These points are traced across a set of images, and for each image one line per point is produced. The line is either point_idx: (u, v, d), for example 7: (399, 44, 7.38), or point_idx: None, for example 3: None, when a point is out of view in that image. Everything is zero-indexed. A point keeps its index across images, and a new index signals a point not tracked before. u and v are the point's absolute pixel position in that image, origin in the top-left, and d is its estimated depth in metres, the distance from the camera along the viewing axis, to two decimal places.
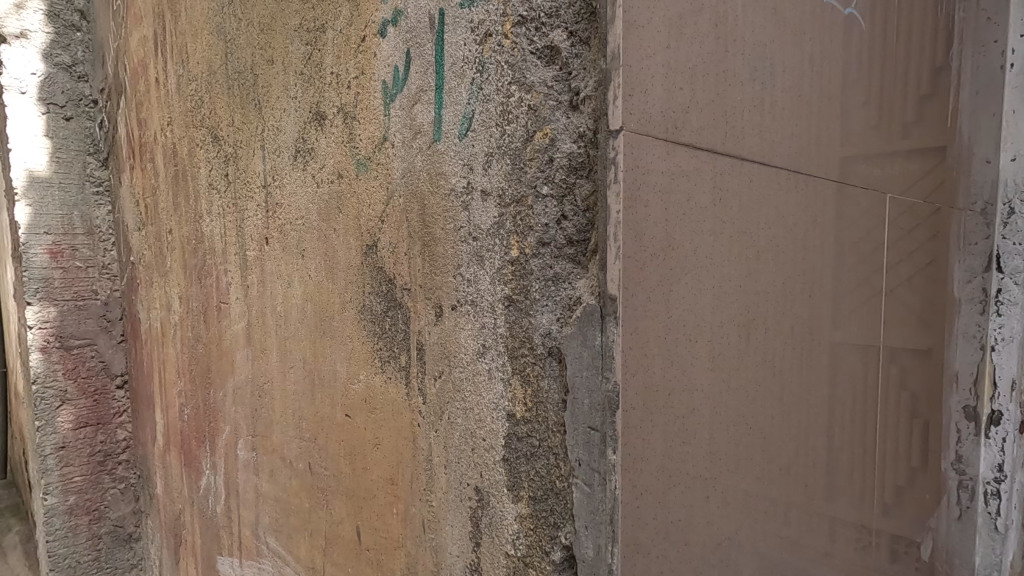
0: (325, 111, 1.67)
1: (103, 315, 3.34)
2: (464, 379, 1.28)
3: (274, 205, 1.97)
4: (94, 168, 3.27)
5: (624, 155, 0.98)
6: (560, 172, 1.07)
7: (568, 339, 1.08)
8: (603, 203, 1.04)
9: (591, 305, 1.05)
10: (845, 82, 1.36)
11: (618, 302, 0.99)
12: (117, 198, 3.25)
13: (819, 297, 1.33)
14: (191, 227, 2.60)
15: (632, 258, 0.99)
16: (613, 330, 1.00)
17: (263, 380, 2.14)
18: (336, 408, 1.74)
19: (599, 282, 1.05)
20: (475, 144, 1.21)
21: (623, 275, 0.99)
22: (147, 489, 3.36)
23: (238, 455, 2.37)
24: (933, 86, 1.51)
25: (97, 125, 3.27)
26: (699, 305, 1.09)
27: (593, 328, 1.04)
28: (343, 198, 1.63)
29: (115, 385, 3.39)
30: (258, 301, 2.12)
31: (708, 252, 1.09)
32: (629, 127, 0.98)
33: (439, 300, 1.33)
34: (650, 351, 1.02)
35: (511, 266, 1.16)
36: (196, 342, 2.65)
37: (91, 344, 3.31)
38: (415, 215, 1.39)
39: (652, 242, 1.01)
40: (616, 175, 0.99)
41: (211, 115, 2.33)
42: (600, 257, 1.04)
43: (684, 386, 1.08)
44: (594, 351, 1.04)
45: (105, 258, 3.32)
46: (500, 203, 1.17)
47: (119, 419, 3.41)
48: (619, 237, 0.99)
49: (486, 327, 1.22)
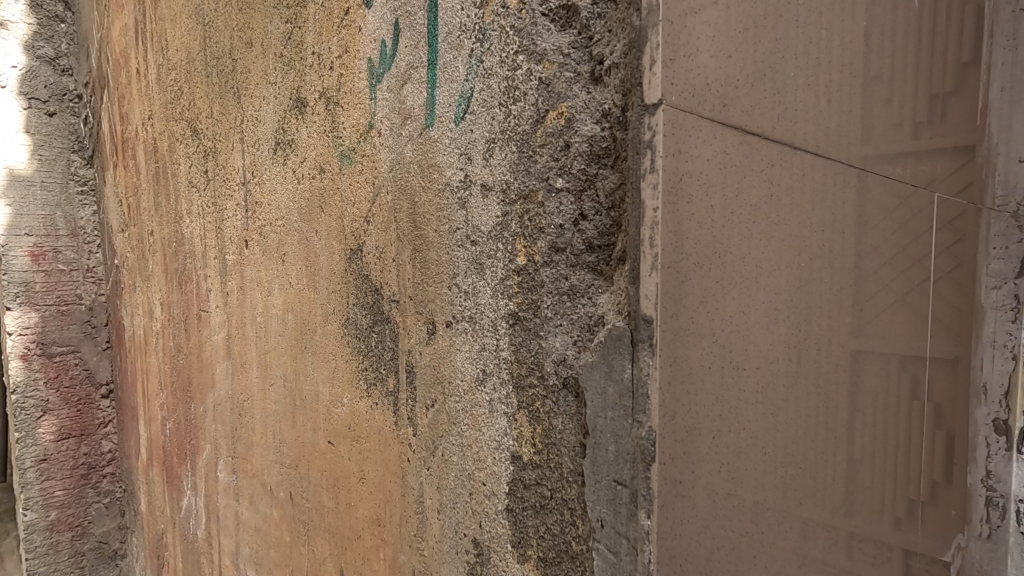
0: (306, 98, 1.47)
1: (88, 321, 3.14)
2: (459, 411, 1.08)
3: (253, 204, 1.78)
4: (78, 166, 3.08)
5: (663, 136, 0.77)
6: (579, 162, 0.87)
7: (587, 369, 0.88)
8: (633, 199, 0.82)
9: (618, 328, 0.84)
10: (865, 83, 0.91)
11: (654, 324, 0.79)
12: (102, 198, 3.06)
13: (853, 328, 0.92)
14: (171, 229, 2.40)
15: (671, 269, 0.79)
16: (647, 359, 0.79)
17: (243, 397, 1.94)
18: (318, 433, 1.54)
19: (628, 299, 0.83)
20: (474, 128, 1.01)
21: (661, 290, 0.78)
22: (133, 505, 3.16)
23: (218, 476, 2.17)
24: (940, 97, 0.98)
25: (82, 121, 3.09)
26: (749, 325, 0.83)
27: (622, 357, 0.83)
28: (325, 195, 1.43)
29: (100, 395, 3.19)
30: (238, 309, 1.92)
31: (759, 258, 0.83)
32: (670, 101, 0.78)
33: (432, 315, 1.13)
34: (693, 387, 0.81)
35: (516, 275, 0.96)
36: (177, 352, 2.45)
37: (74, 351, 3.11)
38: (404, 214, 1.19)
39: (696, 248, 0.80)
40: (652, 162, 0.78)
41: (191, 106, 2.13)
42: (629, 268, 0.83)
43: (737, 428, 0.83)
44: (623, 385, 0.83)
45: (90, 261, 3.14)
46: (503, 199, 0.97)
47: (104, 430, 3.21)
48: (655, 243, 0.79)
49: (487, 349, 1.02)
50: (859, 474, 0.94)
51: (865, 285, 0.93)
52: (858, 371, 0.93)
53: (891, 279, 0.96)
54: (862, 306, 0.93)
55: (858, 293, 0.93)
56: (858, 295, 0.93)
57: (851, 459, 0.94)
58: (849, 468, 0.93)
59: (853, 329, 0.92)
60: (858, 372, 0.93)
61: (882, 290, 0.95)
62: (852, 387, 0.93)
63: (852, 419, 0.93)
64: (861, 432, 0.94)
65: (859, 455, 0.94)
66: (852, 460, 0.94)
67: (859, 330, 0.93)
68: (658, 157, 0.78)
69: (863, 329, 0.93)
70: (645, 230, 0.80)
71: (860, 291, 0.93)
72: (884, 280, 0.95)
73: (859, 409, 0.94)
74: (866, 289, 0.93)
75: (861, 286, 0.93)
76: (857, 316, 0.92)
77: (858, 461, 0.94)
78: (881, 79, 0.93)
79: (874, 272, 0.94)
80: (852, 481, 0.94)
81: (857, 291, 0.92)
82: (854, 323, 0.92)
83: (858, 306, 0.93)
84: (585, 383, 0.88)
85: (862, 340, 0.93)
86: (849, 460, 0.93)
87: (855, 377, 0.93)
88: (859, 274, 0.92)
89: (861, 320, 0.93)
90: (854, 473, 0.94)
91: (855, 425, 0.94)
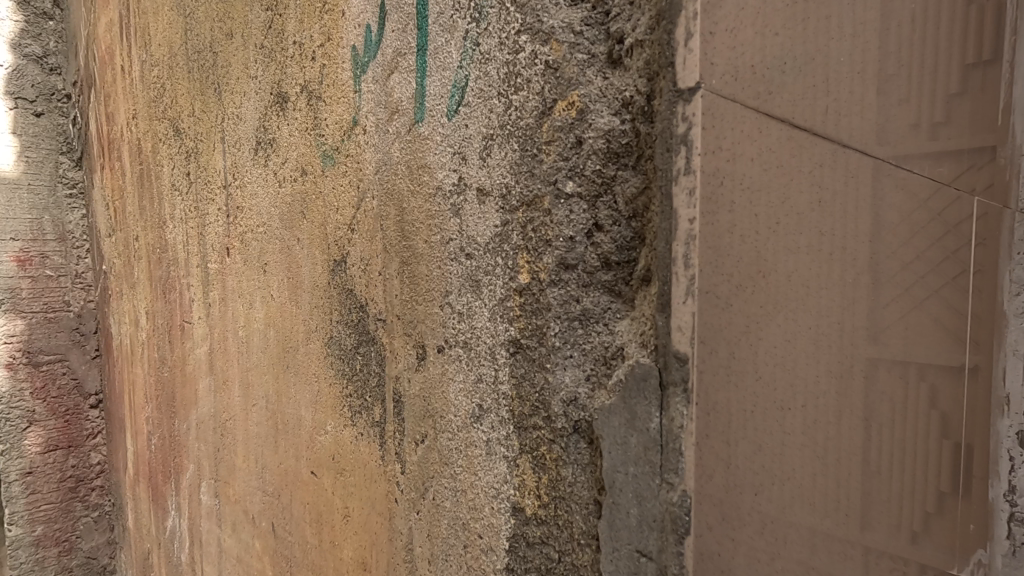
0: (287, 93, 1.33)
1: (76, 328, 2.81)
2: (452, 450, 0.93)
3: (235, 209, 1.64)
4: (67, 168, 2.75)
5: (701, 128, 0.65)
6: (594, 163, 0.73)
7: (603, 412, 0.74)
8: (661, 208, 0.70)
9: (644, 364, 0.71)
10: (878, 84, 0.57)
11: (688, 362, 0.67)
12: (93, 201, 2.75)
13: (869, 340, 0.58)
14: (156, 235, 2.25)
15: (710, 298, 0.66)
16: (679, 405, 0.68)
17: (225, 417, 1.80)
18: (301, 462, 1.40)
19: (656, 331, 0.70)
20: (469, 122, 0.87)
21: (698, 322, 0.66)
22: (122, 520, 2.86)
23: (201, 499, 2.02)
24: (971, 75, 0.53)
25: (71, 121, 2.76)
26: (793, 356, 0.62)
27: (649, 402, 0.70)
28: (307, 200, 1.29)
29: (90, 405, 2.86)
30: (220, 322, 1.79)
31: (795, 272, 0.62)
32: (711, 85, 0.65)
33: (422, 338, 0.98)
34: (734, 437, 0.65)
35: (517, 295, 0.82)
36: (162, 365, 2.30)
37: (61, 360, 2.77)
38: (391, 222, 1.04)
39: (738, 268, 0.64)
40: (688, 162, 0.66)
41: (173, 104, 2.00)
42: (657, 295, 0.70)
43: (777, 482, 0.64)
44: (649, 435, 0.71)
45: (78, 266, 2.81)
46: (503, 205, 0.83)
47: (94, 442, 2.88)
48: (693, 267, 0.67)
49: (483, 381, 0.87)
50: (880, 492, 0.58)
51: (886, 255, 0.57)
52: (875, 401, 0.58)
53: (937, 266, 0.55)
54: (882, 296, 0.57)
55: (877, 272, 0.58)
56: (878, 280, 0.58)
57: (868, 472, 0.59)
58: (865, 484, 0.59)
59: (868, 339, 0.58)
60: (875, 397, 0.58)
61: (914, 292, 0.56)
62: (866, 403, 0.59)
63: (869, 431, 0.59)
64: (879, 447, 0.58)
65: (880, 468, 0.58)
66: (869, 475, 0.59)
67: (881, 343, 0.58)
68: (693, 163, 0.66)
69: (883, 341, 0.58)
70: (676, 251, 0.68)
71: (883, 260, 0.57)
72: (929, 260, 0.56)
73: (879, 420, 0.58)
74: (896, 258, 0.57)
75: (882, 252, 0.57)
76: (874, 306, 0.58)
77: (877, 477, 0.58)
78: (905, 73, 0.56)
79: (906, 230, 0.56)
80: (870, 502, 0.59)
81: (876, 265, 0.58)
82: (870, 326, 0.58)
83: (877, 294, 0.58)
84: (600, 429, 0.75)
85: (881, 353, 0.58)
86: (863, 471, 0.59)
87: (872, 398, 0.58)
88: (879, 221, 0.57)
89: (879, 325, 0.58)
90: (873, 489, 0.59)
91: (873, 441, 0.58)
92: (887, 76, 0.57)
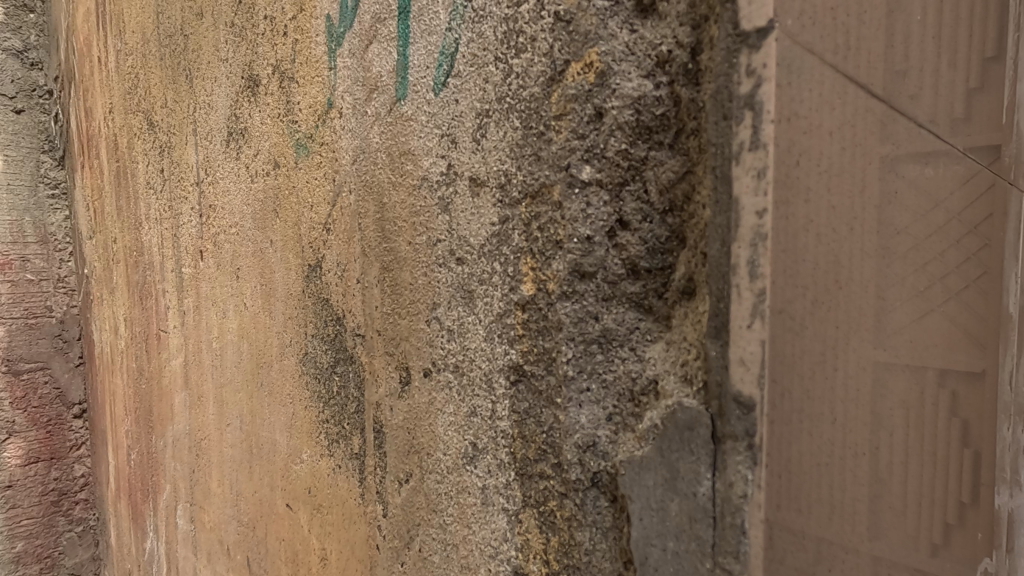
0: (258, 75, 1.18)
1: (58, 334, 2.23)
2: (441, 495, 0.77)
3: (207, 208, 1.48)
4: (49, 167, 2.21)
5: (776, 84, 0.49)
6: (617, 143, 0.58)
7: (633, 465, 0.59)
8: (714, 198, 0.53)
9: (690, 407, 0.56)
10: (890, 75, 0.46)
11: (755, 408, 0.51)
12: (77, 203, 2.20)
13: (879, 344, 0.47)
14: (129, 236, 1.99)
15: (787, 319, 0.50)
16: (744, 467, 0.52)
17: (201, 436, 1.64)
18: (275, 492, 1.24)
19: (705, 360, 0.55)
20: (460, 96, 0.71)
21: (769, 352, 0.51)
22: (105, 536, 2.28)
23: (177, 523, 1.85)
24: (985, 73, 0.43)
25: (53, 119, 2.21)
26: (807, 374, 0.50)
27: (699, 460, 0.55)
28: (280, 196, 1.13)
29: (74, 414, 2.28)
30: (194, 332, 1.63)
31: (816, 266, 0.49)
32: (787, 27, 0.49)
33: (406, 358, 0.82)
34: (807, 502, 0.50)
35: (519, 309, 0.66)
36: (137, 376, 2.02)
37: (41, 369, 2.20)
38: (371, 219, 0.88)
39: (815, 277, 0.49)
40: (753, 136, 0.50)
41: (147, 96, 1.82)
42: (708, 315, 0.54)
43: (809, 522, 0.50)
44: (695, 502, 0.55)
45: (60, 269, 2.23)
46: (501, 198, 0.67)
47: (79, 453, 2.30)
48: (763, 279, 0.51)
49: (478, 415, 0.71)
50: (889, 500, 0.47)
51: (896, 227, 0.46)
52: (888, 411, 0.47)
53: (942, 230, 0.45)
54: (891, 287, 0.47)
55: (889, 249, 0.47)
56: (889, 262, 0.47)
57: (877, 481, 0.48)
58: (873, 494, 0.48)
59: (878, 344, 0.47)
60: (889, 404, 0.47)
61: (923, 280, 0.46)
62: (878, 409, 0.47)
63: (878, 437, 0.48)
64: (891, 454, 0.47)
65: (892, 475, 0.47)
66: (879, 485, 0.48)
67: (890, 348, 0.47)
68: (763, 135, 0.50)
69: (896, 344, 0.47)
70: (738, 257, 0.52)
71: (893, 234, 0.46)
72: (937, 228, 0.45)
73: (890, 426, 0.47)
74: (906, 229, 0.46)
75: (892, 218, 0.46)
76: (884, 304, 0.47)
77: (888, 483, 0.48)
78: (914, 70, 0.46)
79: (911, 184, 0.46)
80: (878, 512, 0.48)
81: (887, 239, 0.47)
82: (879, 325, 0.47)
83: (885, 285, 0.47)
84: (627, 488, 0.59)
85: (891, 360, 0.47)
86: (872, 479, 0.48)
87: (883, 402, 0.47)
88: (888, 184, 0.46)
89: (889, 324, 0.47)
90: (881, 500, 0.48)
91: (881, 448, 0.48)
92: (899, 73, 0.46)
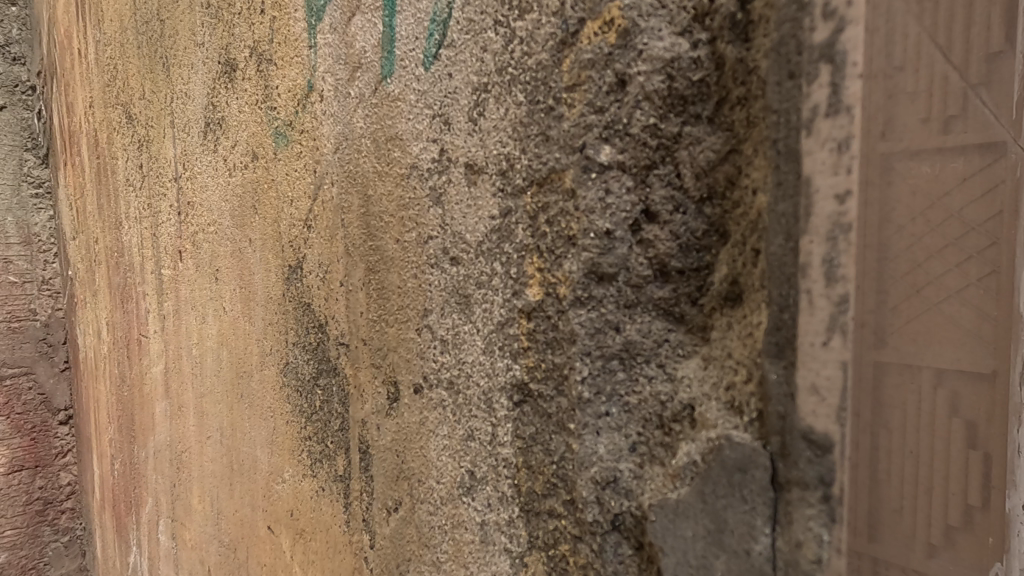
0: (235, 59, 1.08)
1: (42, 338, 2.05)
2: (435, 529, 0.68)
3: (186, 205, 1.38)
4: (32, 166, 2.04)
5: (864, 29, 0.40)
6: (643, 117, 0.50)
7: (665, 511, 0.51)
8: (775, 193, 0.45)
9: (741, 444, 0.48)
10: (889, 68, 0.40)
11: (830, 451, 0.44)
12: (60, 202, 2.02)
13: (877, 339, 0.41)
14: (110, 236, 1.85)
15: (866, 337, 0.42)
16: (816, 525, 0.45)
17: (182, 448, 1.54)
18: (257, 514, 1.14)
19: (760, 382, 0.47)
20: (454, 70, 0.62)
21: (852, 377, 0.43)
22: (93, 547, 2.11)
23: (159, 538, 1.74)
24: (991, 69, 0.37)
25: (37, 115, 2.04)
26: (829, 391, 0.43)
27: (756, 512, 0.48)
28: (259, 190, 1.04)
29: (61, 420, 2.09)
30: (174, 337, 1.53)
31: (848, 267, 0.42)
32: None
33: (393, 372, 0.73)
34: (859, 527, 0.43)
35: (524, 318, 0.57)
36: (119, 384, 1.88)
37: (25, 375, 2.03)
38: (355, 215, 0.78)
39: (879, 280, 0.41)
40: (834, 101, 0.42)
41: (125, 87, 1.69)
42: (768, 329, 0.46)
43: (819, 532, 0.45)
44: (749, 563, 0.48)
45: (46, 270, 2.05)
46: (502, 186, 0.58)
47: (66, 461, 2.12)
48: (842, 285, 0.42)
49: (476, 439, 0.63)
50: (888, 502, 0.42)
51: (895, 205, 0.40)
52: (887, 413, 0.41)
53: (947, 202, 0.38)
54: (892, 271, 0.40)
55: (888, 226, 0.40)
56: (889, 241, 0.40)
57: (876, 487, 0.42)
58: (872, 497, 0.43)
59: (876, 340, 0.41)
60: (888, 404, 0.41)
61: (924, 266, 0.39)
62: (877, 411, 0.42)
63: (878, 441, 0.42)
64: (891, 459, 0.41)
65: (891, 481, 0.42)
66: (877, 492, 0.42)
67: (889, 349, 0.41)
68: (845, 94, 0.41)
69: (895, 343, 0.41)
70: (809, 256, 0.44)
71: (893, 209, 0.40)
72: (938, 201, 0.39)
73: (888, 430, 0.41)
74: (904, 201, 0.40)
75: (891, 194, 0.40)
76: (882, 292, 0.41)
77: (888, 491, 0.42)
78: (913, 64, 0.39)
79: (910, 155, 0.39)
80: (878, 520, 0.42)
81: (887, 214, 0.40)
82: (878, 318, 0.41)
83: (884, 270, 0.41)
84: (657, 538, 0.51)
85: (891, 358, 0.41)
86: (871, 482, 0.43)
87: (883, 405, 0.41)
88: (888, 159, 0.40)
89: (887, 318, 0.41)
90: (881, 501, 0.42)
91: (881, 453, 0.42)
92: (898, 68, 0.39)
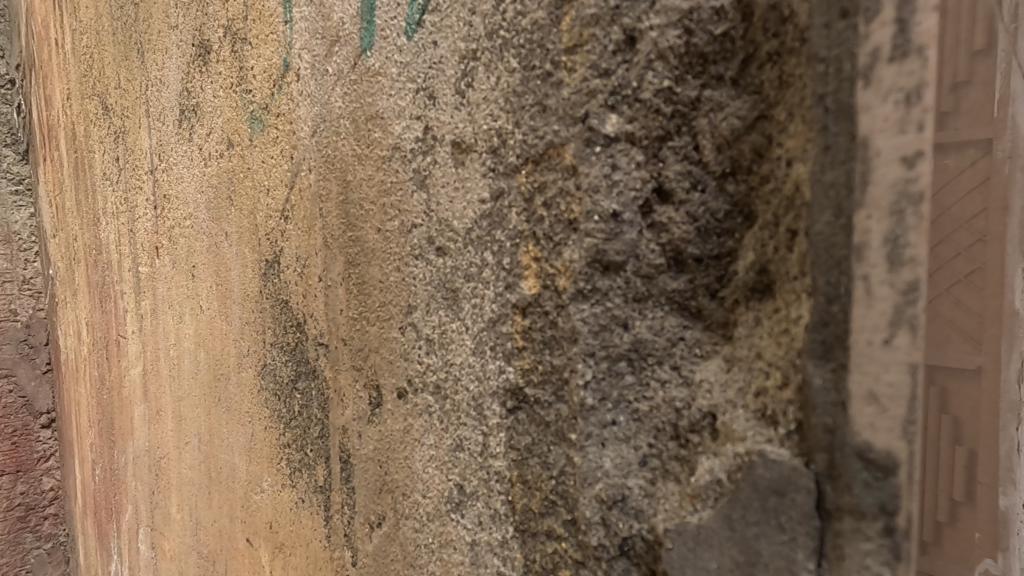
0: (209, 41, 1.01)
1: (23, 339, 1.97)
2: (421, 549, 0.62)
3: (162, 199, 1.31)
4: (11, 162, 1.95)
5: None
6: (656, 79, 0.44)
7: (683, 537, 0.44)
8: (819, 164, 0.40)
9: (778, 462, 0.42)
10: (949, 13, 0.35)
11: (895, 472, 0.39)
12: (40, 199, 1.94)
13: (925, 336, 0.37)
14: (89, 233, 1.77)
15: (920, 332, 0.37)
16: (875, 562, 0.40)
17: (160, 454, 1.46)
18: (236, 524, 1.07)
19: (797, 385, 0.42)
20: (439, 37, 0.56)
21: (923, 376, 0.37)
22: (75, 555, 2.02)
23: (139, 548, 1.66)
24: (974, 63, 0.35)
25: (15, 109, 1.95)
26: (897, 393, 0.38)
27: (796, 544, 0.42)
28: (234, 179, 0.97)
29: (42, 425, 2.01)
30: (151, 337, 1.45)
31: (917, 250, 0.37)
32: None
33: (375, 376, 0.66)
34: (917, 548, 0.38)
35: (518, 314, 0.51)
36: (99, 386, 1.80)
37: (5, 377, 1.95)
38: (333, 203, 0.71)
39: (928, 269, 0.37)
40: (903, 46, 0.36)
41: (101, 76, 1.61)
42: (812, 325, 0.40)
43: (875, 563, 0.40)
44: None
45: (25, 270, 1.97)
46: (493, 164, 0.52)
47: (47, 466, 2.03)
48: (910, 268, 0.37)
49: (466, 449, 0.56)
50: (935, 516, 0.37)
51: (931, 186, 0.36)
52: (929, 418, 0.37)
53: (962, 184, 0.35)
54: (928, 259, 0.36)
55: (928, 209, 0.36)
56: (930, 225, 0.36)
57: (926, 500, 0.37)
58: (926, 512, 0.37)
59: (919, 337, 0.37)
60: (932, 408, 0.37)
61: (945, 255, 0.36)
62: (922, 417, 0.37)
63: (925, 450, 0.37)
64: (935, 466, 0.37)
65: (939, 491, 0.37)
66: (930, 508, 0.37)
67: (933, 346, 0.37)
68: (915, 34, 0.36)
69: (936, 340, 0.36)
70: (866, 235, 0.39)
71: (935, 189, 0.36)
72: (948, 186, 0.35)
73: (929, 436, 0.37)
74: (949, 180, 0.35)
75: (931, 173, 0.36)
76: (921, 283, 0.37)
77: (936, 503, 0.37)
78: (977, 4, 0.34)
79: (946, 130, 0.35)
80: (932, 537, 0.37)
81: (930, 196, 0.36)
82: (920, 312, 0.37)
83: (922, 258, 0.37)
84: (674, 568, 0.45)
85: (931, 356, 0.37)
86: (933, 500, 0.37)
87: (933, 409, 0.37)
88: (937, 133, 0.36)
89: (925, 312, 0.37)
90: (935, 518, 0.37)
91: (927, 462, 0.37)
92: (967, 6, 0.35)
